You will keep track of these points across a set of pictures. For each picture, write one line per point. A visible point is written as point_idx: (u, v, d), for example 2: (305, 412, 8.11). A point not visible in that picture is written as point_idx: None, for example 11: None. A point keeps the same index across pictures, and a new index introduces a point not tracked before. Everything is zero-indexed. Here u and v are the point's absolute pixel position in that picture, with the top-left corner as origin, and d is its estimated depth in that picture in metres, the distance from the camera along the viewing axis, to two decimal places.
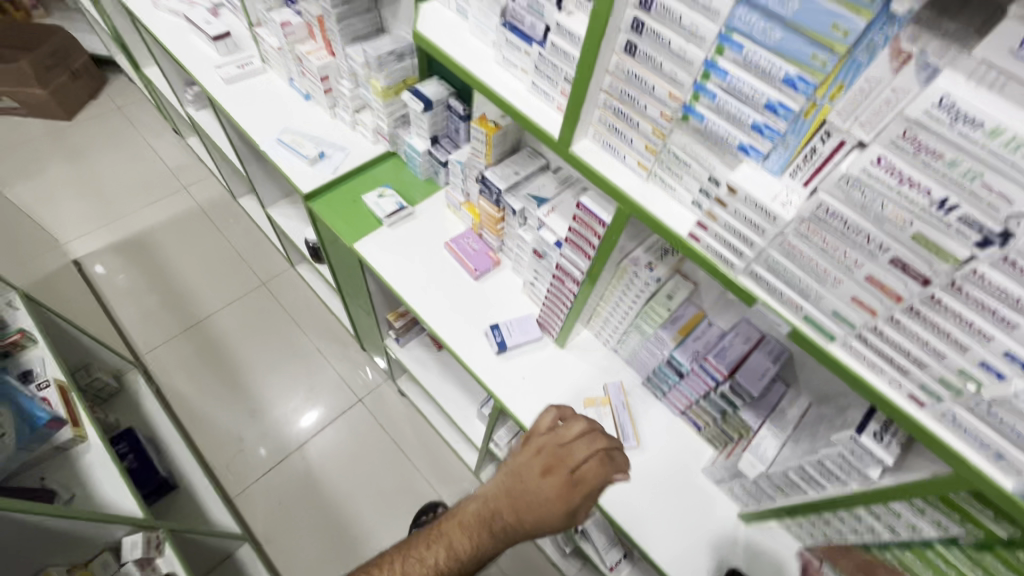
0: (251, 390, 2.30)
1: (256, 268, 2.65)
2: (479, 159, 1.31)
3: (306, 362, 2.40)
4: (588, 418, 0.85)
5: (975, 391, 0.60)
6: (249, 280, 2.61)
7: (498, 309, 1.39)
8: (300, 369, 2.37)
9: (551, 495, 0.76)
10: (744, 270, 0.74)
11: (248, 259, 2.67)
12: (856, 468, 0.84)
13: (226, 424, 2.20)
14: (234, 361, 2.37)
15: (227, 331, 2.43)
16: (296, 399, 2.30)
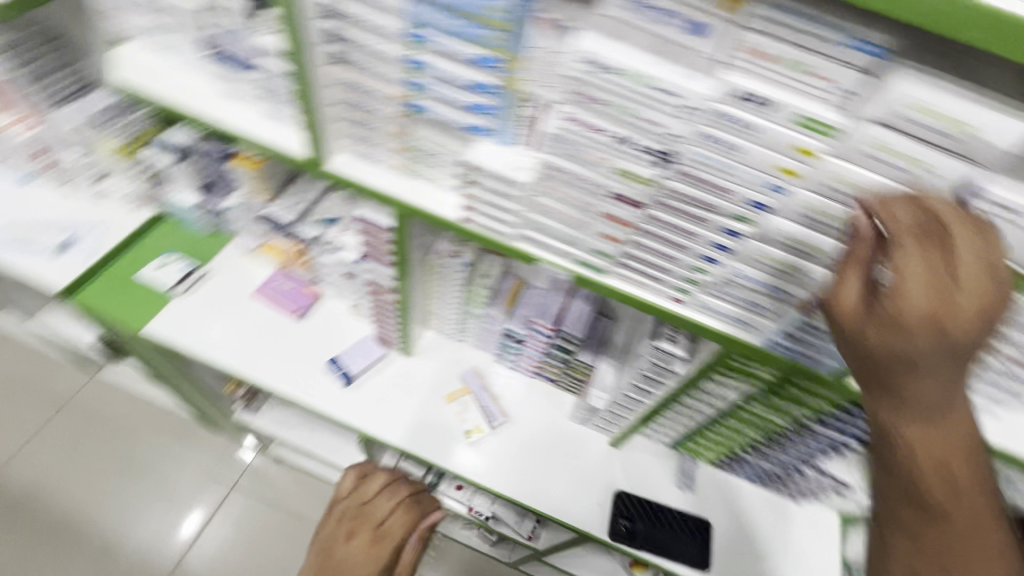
0: (92, 534, 1.95)
1: (45, 391, 2.18)
2: (256, 197, 1.22)
3: (152, 472, 2.07)
4: (388, 473, 1.19)
5: (707, 278, 0.73)
6: (42, 408, 2.14)
7: (333, 342, 1.32)
8: (146, 484, 2.04)
9: (361, 550, 1.05)
10: (516, 235, 0.80)
11: (31, 384, 2.18)
12: (666, 368, 0.97)
13: None
14: (57, 511, 1.97)
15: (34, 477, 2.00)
16: (153, 517, 1.99)
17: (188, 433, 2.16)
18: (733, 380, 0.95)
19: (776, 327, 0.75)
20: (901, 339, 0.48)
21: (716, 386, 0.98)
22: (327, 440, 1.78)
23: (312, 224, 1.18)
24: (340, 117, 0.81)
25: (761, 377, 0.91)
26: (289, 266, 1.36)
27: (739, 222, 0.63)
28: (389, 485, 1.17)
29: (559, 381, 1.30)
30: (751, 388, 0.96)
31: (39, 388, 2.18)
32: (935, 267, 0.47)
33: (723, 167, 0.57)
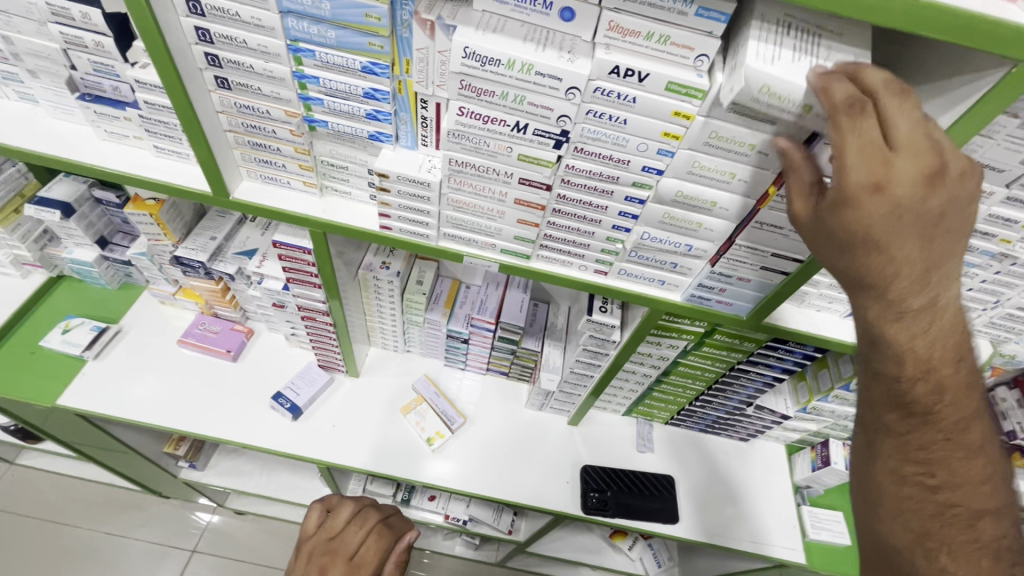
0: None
1: None
2: (162, 241, 1.14)
3: (97, 556, 1.89)
4: (355, 500, 0.94)
5: (622, 246, 0.77)
6: None
7: (274, 376, 1.28)
8: (92, 570, 1.86)
9: None
10: (438, 236, 0.81)
11: None
12: (606, 340, 1.02)
13: None
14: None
15: None
16: None
17: (133, 504, 2.00)
18: (668, 339, 1.01)
19: (692, 281, 0.81)
20: (877, 250, 0.49)
21: (654, 347, 1.04)
22: (287, 480, 1.72)
23: (230, 260, 1.13)
24: (236, 144, 0.78)
25: (691, 332, 0.97)
26: (213, 307, 1.30)
27: (640, 189, 0.67)
28: (362, 515, 0.91)
29: (510, 373, 1.33)
30: (685, 343, 1.02)
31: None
32: (871, 133, 0.47)
33: (613, 139, 0.61)
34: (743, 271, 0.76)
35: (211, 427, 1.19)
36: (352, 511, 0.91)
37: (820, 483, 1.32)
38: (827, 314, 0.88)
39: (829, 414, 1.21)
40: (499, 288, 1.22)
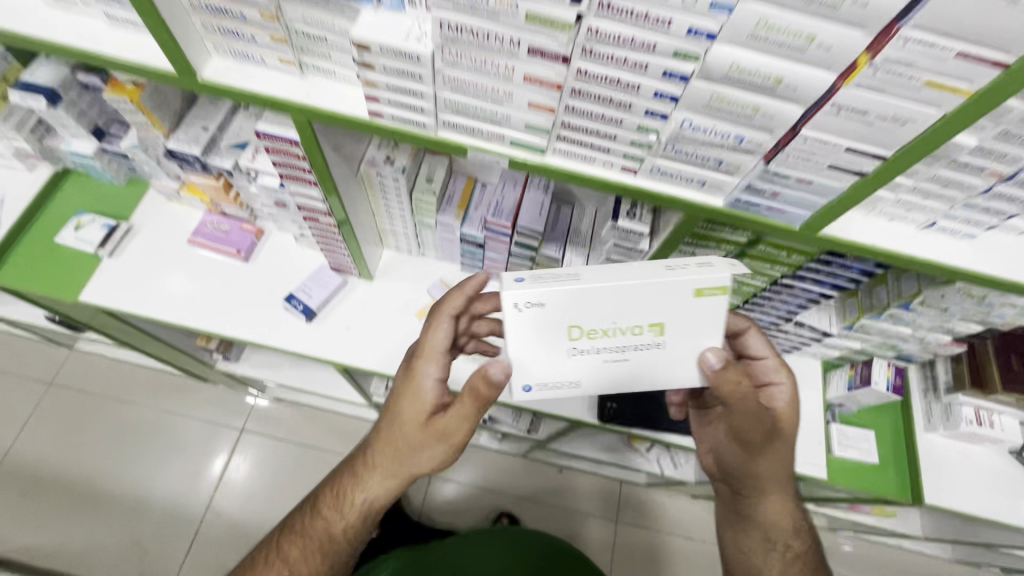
0: (114, 493, 1.98)
1: (26, 373, 2.12)
2: (153, 133, 1.05)
3: (158, 430, 2.09)
4: (449, 325, 0.77)
5: (656, 138, 0.63)
6: (28, 390, 2.10)
7: (287, 278, 1.25)
8: (156, 442, 2.07)
9: (412, 436, 0.75)
10: (437, 124, 0.70)
11: (9, 369, 2.12)
12: (632, 249, 0.91)
13: (110, 539, 1.91)
14: (71, 479, 1.98)
15: (42, 455, 2.00)
16: (172, 471, 2.03)
17: (183, 388, 2.16)
18: (703, 249, 0.89)
19: (739, 182, 0.67)
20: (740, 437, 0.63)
21: (687, 258, 0.93)
22: (317, 374, 1.75)
23: (226, 154, 1.04)
24: (195, 10, 0.65)
25: (731, 241, 0.85)
26: (220, 205, 1.24)
27: (682, 61, 0.52)
28: (451, 325, 0.77)
29: None
30: (724, 254, 0.90)
31: (17, 372, 2.12)
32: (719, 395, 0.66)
33: None
34: (804, 170, 0.62)
35: (229, 326, 1.20)
36: (439, 321, 0.78)
37: (854, 402, 1.26)
38: (900, 224, 0.74)
39: (878, 333, 1.10)
40: (518, 188, 1.09)
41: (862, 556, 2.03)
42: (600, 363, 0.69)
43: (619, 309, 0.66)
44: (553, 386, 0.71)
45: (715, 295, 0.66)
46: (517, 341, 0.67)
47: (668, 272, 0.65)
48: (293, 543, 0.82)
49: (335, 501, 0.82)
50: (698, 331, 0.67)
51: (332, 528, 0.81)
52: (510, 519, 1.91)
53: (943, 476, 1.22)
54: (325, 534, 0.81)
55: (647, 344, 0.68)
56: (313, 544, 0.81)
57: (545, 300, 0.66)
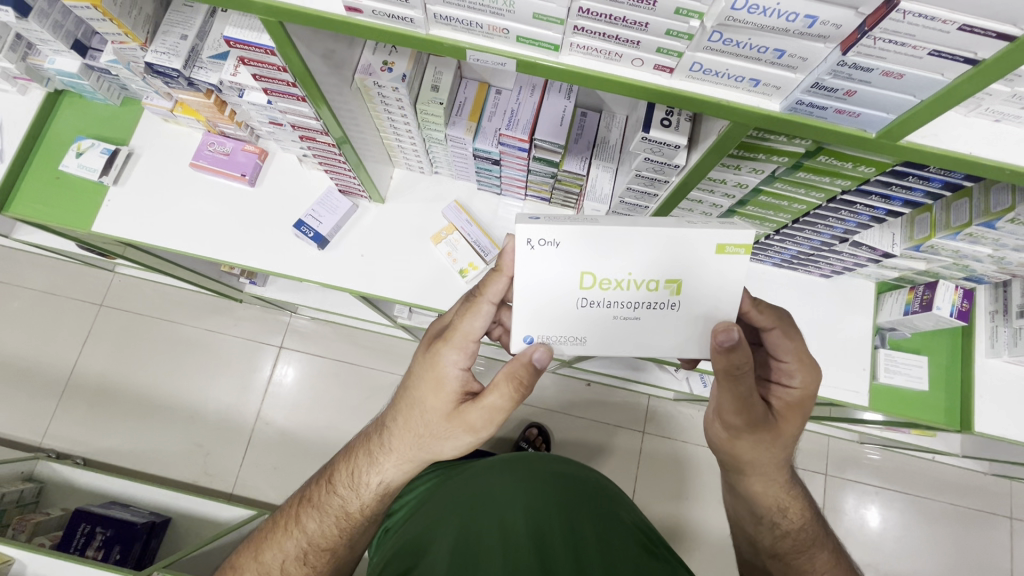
0: (172, 404, 2.14)
1: (76, 295, 2.22)
2: (130, 44, 0.95)
3: (202, 347, 2.19)
4: (484, 316, 0.68)
5: (700, 24, 0.50)
6: (81, 310, 2.21)
7: (296, 202, 1.19)
8: (202, 358, 2.18)
9: (436, 427, 0.71)
10: (427, 20, 0.57)
11: (60, 292, 2.22)
12: (666, 163, 0.79)
13: (175, 444, 2.09)
14: (133, 392, 2.14)
15: (103, 370, 2.16)
16: (220, 385, 2.16)
17: (221, 308, 2.23)
18: (750, 162, 0.76)
19: (804, 80, 0.53)
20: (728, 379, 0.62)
21: (731, 172, 0.80)
22: (341, 296, 1.74)
23: (209, 68, 0.94)
24: None
25: (785, 153, 0.72)
26: (217, 125, 1.16)
27: None
28: (489, 314, 0.67)
29: (552, 199, 1.15)
30: (774, 167, 0.77)
31: (66, 295, 2.22)
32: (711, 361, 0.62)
33: None
34: (892, 60, 0.48)
35: (244, 254, 1.16)
36: (479, 306, 0.68)
37: (908, 326, 1.15)
38: (1009, 128, 0.59)
39: (949, 253, 0.97)
40: (536, 93, 0.96)
41: (897, 469, 2.02)
42: (608, 321, 0.65)
43: (631, 256, 0.62)
44: (558, 340, 0.66)
45: (737, 252, 0.62)
46: (527, 287, 0.64)
47: (689, 227, 0.61)
48: (313, 509, 0.85)
49: (352, 478, 0.82)
50: (718, 292, 0.63)
51: (349, 504, 0.82)
52: (539, 430, 1.97)
53: (1001, 402, 1.14)
54: (342, 509, 0.82)
55: (661, 303, 0.63)
56: (335, 516, 0.83)
57: (560, 240, 0.62)
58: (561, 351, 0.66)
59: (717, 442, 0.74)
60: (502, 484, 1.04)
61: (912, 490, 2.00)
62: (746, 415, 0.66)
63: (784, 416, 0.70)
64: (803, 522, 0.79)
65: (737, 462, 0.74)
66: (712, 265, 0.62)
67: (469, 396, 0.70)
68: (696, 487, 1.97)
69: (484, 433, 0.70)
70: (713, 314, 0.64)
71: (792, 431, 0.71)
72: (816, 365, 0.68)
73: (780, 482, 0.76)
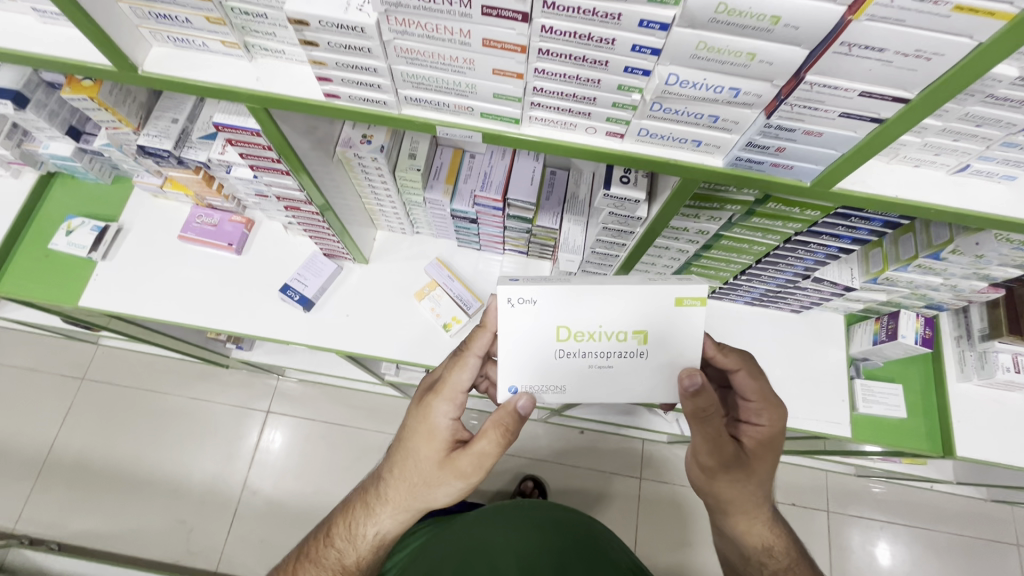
0: (154, 478, 2.07)
1: (58, 370, 2.19)
2: (123, 129, 1.01)
3: (187, 416, 2.15)
4: (472, 368, 0.70)
5: (641, 97, 0.56)
6: (62, 386, 2.18)
7: (283, 267, 1.22)
8: (187, 428, 2.14)
9: (427, 477, 0.71)
10: (399, 102, 0.63)
11: (41, 367, 2.19)
12: (629, 216, 0.84)
13: (156, 521, 2.01)
14: (114, 467, 2.08)
15: (84, 446, 2.10)
16: (204, 455, 2.10)
17: (207, 375, 2.21)
18: (707, 211, 0.82)
19: (739, 140, 0.60)
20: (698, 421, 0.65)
21: (691, 221, 0.86)
22: (329, 356, 1.74)
23: (199, 147, 1.00)
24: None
25: (737, 201, 0.78)
26: (206, 198, 1.21)
27: (660, 7, 0.45)
28: (475, 366, 0.70)
29: (530, 252, 1.19)
30: (730, 215, 0.83)
31: (48, 370, 2.19)
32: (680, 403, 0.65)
33: None
34: (811, 121, 0.54)
35: (231, 320, 1.18)
36: (465, 360, 0.70)
37: (880, 355, 1.19)
38: (927, 172, 0.66)
39: (905, 284, 1.02)
40: (507, 157, 1.03)
41: (897, 500, 2.00)
42: (585, 370, 0.67)
43: (602, 308, 0.65)
44: (538, 389, 0.69)
45: (695, 304, 0.65)
46: (507, 343, 0.67)
47: (651, 282, 0.66)
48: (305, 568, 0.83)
49: (346, 533, 0.81)
50: (679, 340, 0.66)
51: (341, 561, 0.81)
52: (534, 483, 1.94)
53: (978, 425, 1.16)
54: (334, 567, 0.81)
55: (630, 352, 0.66)
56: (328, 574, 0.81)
57: (537, 298, 0.66)
58: (543, 401, 0.68)
59: (698, 483, 0.75)
60: (496, 539, 1.03)
61: (915, 521, 1.98)
62: (720, 455, 0.68)
63: (757, 454, 0.72)
64: (792, 562, 0.78)
65: (720, 502, 0.75)
66: (672, 317, 0.65)
67: (459, 445, 0.71)
68: (697, 533, 1.93)
69: (476, 479, 0.71)
70: (682, 356, 0.67)
71: (768, 468, 0.73)
72: (782, 403, 0.71)
73: (764, 520, 0.77)
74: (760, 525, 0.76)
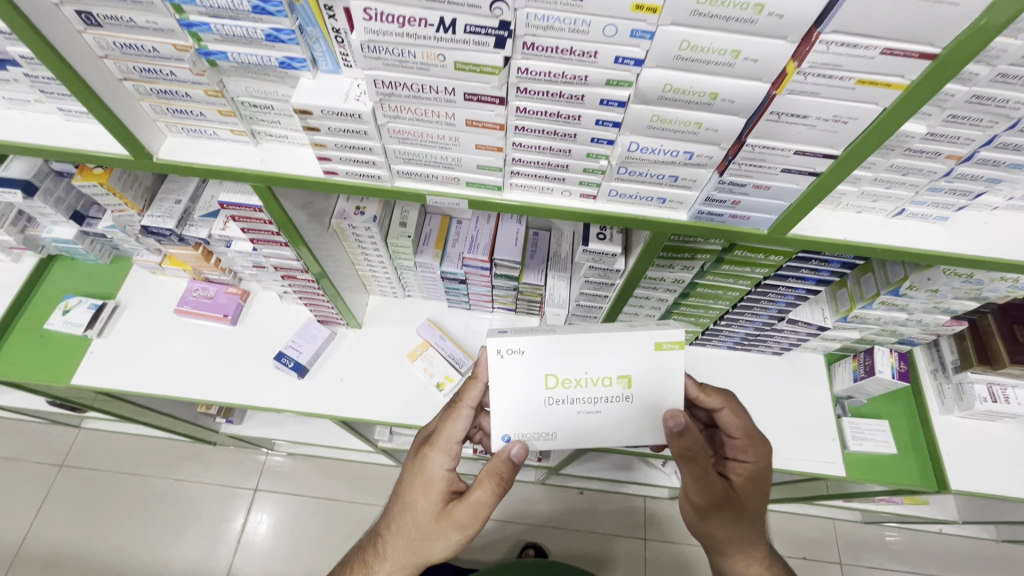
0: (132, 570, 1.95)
1: (36, 457, 2.12)
2: (127, 211, 1.07)
3: (171, 500, 2.07)
4: (465, 418, 0.73)
5: (608, 163, 0.63)
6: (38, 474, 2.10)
7: (277, 336, 1.25)
8: (170, 512, 2.04)
9: (425, 529, 0.71)
10: (392, 175, 0.70)
11: (18, 455, 2.12)
12: (609, 269, 0.90)
13: None
14: (88, 561, 1.96)
15: (58, 539, 1.99)
16: (187, 541, 2.00)
17: (193, 455, 2.15)
18: (680, 262, 0.88)
19: (699, 196, 0.67)
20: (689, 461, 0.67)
21: (667, 271, 0.92)
22: (320, 426, 1.72)
23: (200, 224, 1.06)
24: (142, 95, 0.67)
25: (707, 251, 0.84)
26: (203, 272, 1.25)
27: (617, 87, 0.53)
28: (469, 417, 0.73)
29: (517, 309, 1.24)
30: (702, 263, 0.89)
31: (24, 458, 2.11)
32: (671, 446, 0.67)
33: (568, 24, 0.47)
34: (759, 177, 0.61)
35: (225, 391, 1.19)
36: (459, 411, 0.73)
37: (863, 393, 1.23)
38: (870, 216, 0.73)
39: (875, 322, 1.08)
40: (491, 221, 1.10)
41: (908, 547, 1.95)
42: (574, 416, 0.70)
43: (587, 355, 0.69)
44: (534, 437, 0.70)
45: (673, 348, 0.69)
46: (499, 394, 0.69)
47: (631, 328, 0.70)
48: None
49: None
50: (663, 384, 0.69)
51: None
52: (535, 550, 1.86)
53: (967, 457, 1.18)
54: None
55: (615, 397, 0.69)
56: None
57: (525, 348, 0.69)
58: (535, 448, 0.70)
59: (693, 524, 0.77)
60: None
61: (929, 568, 1.92)
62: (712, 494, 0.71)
63: (747, 490, 0.74)
64: None
65: (716, 543, 0.77)
66: (653, 361, 0.69)
67: (456, 496, 0.72)
68: None
69: (473, 530, 0.71)
70: (668, 398, 0.70)
71: (758, 503, 0.75)
72: (763, 437, 0.75)
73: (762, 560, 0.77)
74: (762, 568, 0.76)
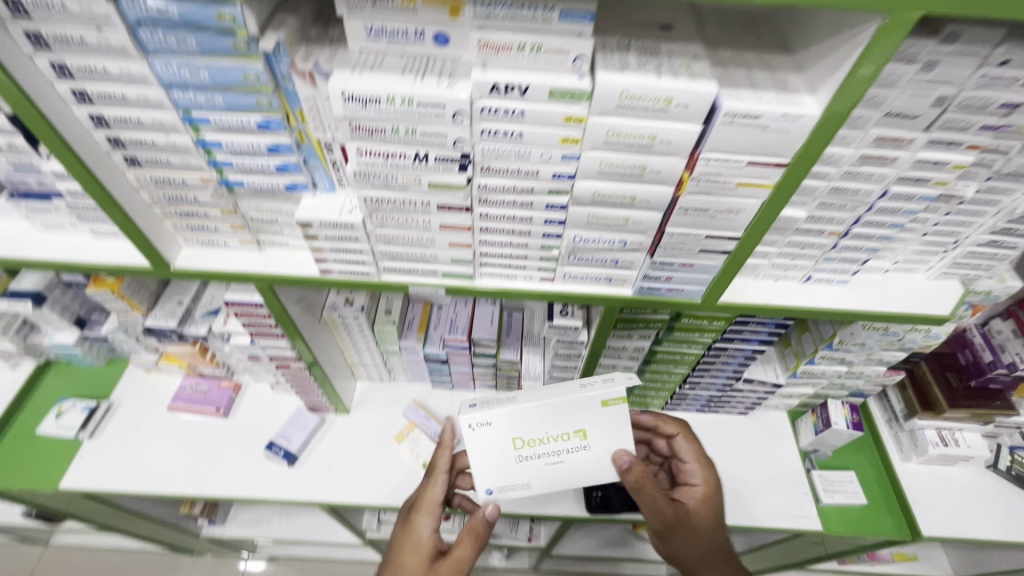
0: None
1: None
2: (131, 314, 1.16)
3: None
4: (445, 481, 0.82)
5: (559, 252, 0.76)
6: None
7: (268, 427, 1.29)
8: None
9: None
10: (379, 271, 0.81)
11: None
12: (574, 341, 1.01)
13: None
14: None
15: None
16: None
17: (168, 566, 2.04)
18: (636, 331, 0.99)
19: (638, 274, 0.79)
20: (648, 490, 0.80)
21: (627, 340, 1.03)
22: (306, 521, 1.70)
23: (199, 322, 1.14)
24: (166, 216, 0.79)
25: (657, 320, 0.96)
26: (197, 368, 1.31)
27: (558, 195, 0.66)
28: (448, 479, 0.82)
29: (498, 384, 1.32)
30: (656, 331, 1.00)
31: None
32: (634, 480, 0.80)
33: (515, 152, 0.61)
34: (683, 257, 0.75)
35: (215, 485, 1.21)
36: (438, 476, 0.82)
37: (827, 445, 1.30)
38: (787, 283, 0.86)
39: (822, 376, 1.18)
40: (469, 304, 1.21)
41: None
42: (541, 469, 0.78)
43: (547, 420, 0.76)
44: (509, 489, 0.78)
45: (618, 403, 0.76)
46: (474, 457, 0.77)
47: (579, 389, 0.76)
48: None
49: None
50: (623, 442, 0.77)
51: None
52: None
53: (933, 503, 1.24)
54: None
55: (575, 448, 0.77)
56: None
57: (492, 420, 0.76)
58: (510, 499, 0.79)
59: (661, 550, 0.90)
60: None
61: None
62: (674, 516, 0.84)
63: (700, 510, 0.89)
64: None
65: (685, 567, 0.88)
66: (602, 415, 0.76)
67: (438, 559, 0.77)
68: None
69: None
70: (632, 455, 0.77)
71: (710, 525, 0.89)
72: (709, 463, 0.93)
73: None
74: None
